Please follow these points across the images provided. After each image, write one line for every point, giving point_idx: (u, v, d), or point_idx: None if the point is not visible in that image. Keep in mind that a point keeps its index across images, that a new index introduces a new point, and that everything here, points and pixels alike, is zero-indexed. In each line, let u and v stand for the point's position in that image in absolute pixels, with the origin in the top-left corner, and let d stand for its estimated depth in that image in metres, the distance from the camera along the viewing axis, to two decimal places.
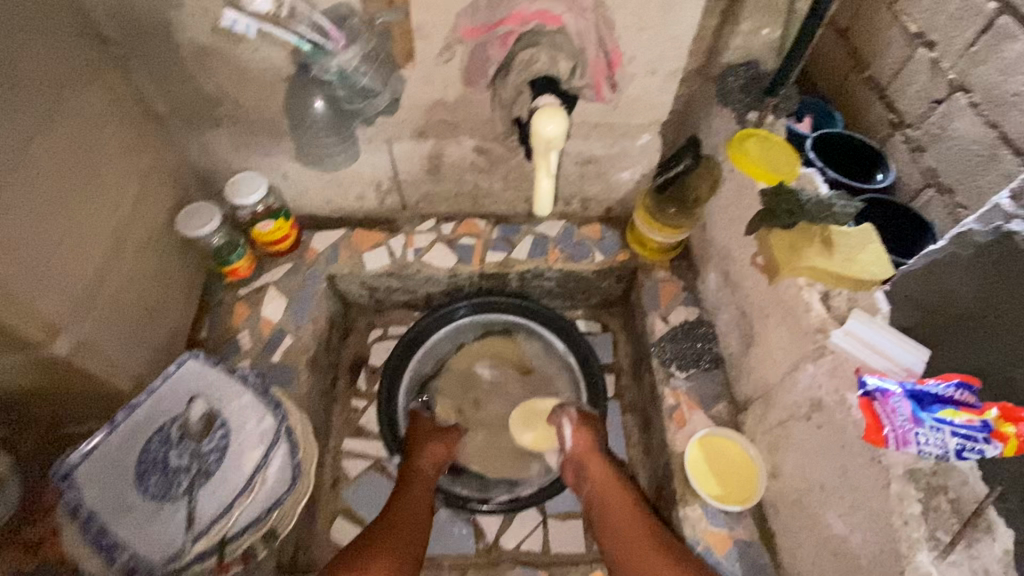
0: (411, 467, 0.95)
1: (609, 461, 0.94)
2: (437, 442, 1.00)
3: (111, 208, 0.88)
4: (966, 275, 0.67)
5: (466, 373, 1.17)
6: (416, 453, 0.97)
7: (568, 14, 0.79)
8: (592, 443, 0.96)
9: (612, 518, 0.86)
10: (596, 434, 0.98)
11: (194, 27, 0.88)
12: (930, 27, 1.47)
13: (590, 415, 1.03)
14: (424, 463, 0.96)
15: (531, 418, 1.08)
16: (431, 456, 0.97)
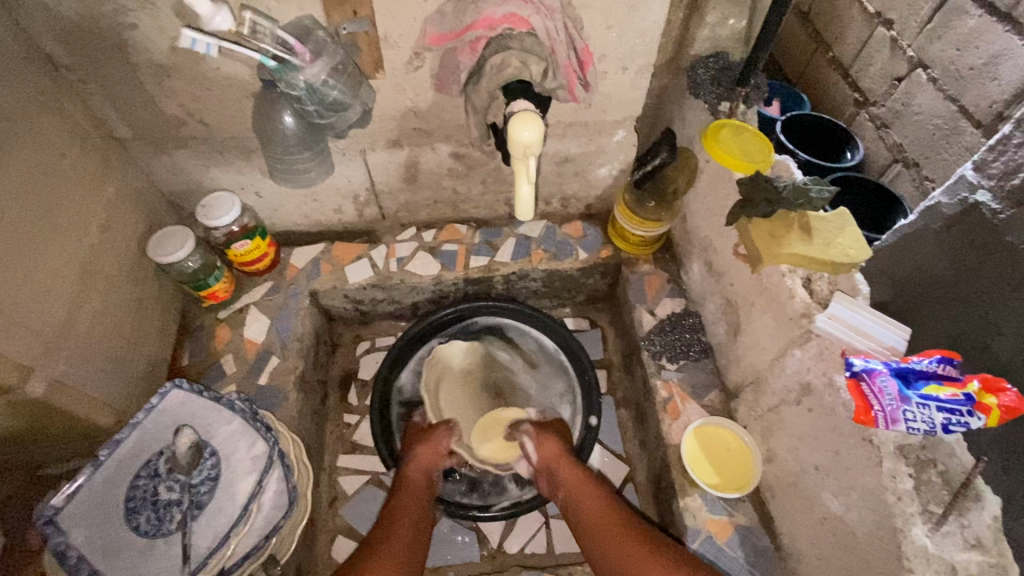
0: (403, 479, 0.94)
1: (576, 464, 0.95)
2: (424, 446, 0.97)
3: (76, 241, 0.84)
4: (939, 248, 0.77)
5: (462, 370, 1.15)
6: (405, 462, 0.96)
7: (536, 15, 0.78)
8: (557, 448, 0.97)
9: (590, 518, 0.87)
10: (557, 439, 0.99)
11: (150, 48, 0.84)
12: (888, 7, 1.51)
13: (545, 421, 1.04)
14: (415, 472, 0.95)
15: (491, 428, 1.06)
16: (421, 463, 0.96)
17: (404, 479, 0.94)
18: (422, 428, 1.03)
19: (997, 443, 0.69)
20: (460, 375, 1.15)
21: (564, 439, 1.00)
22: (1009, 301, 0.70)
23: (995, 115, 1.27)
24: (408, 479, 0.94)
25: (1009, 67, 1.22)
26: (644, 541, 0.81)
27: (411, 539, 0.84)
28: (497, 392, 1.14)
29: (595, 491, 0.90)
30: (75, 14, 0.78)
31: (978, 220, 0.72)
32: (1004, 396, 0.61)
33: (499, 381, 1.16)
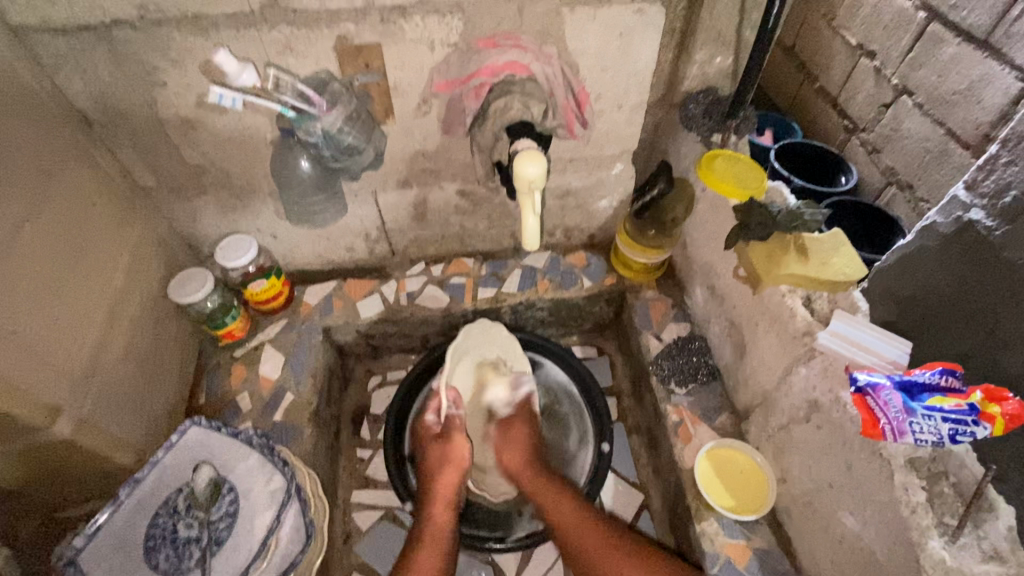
0: (428, 519, 0.90)
1: (539, 469, 0.97)
2: (448, 470, 0.94)
3: (102, 284, 0.88)
4: (939, 266, 0.79)
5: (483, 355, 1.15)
6: (430, 499, 0.93)
7: (536, 62, 0.86)
8: (518, 455, 1.00)
9: (557, 523, 0.88)
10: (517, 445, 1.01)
11: (177, 103, 0.90)
12: (869, 39, 1.59)
13: (506, 418, 1.06)
14: (438, 512, 0.91)
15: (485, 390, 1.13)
16: (445, 497, 0.93)
17: (428, 519, 0.90)
18: (437, 434, 1.00)
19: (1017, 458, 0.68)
20: (486, 358, 1.15)
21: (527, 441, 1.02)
22: (1010, 318, 0.71)
23: (982, 136, 1.32)
24: (434, 518, 0.90)
25: (991, 91, 1.28)
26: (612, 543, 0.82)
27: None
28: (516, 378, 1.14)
29: (560, 496, 0.91)
30: (110, 75, 0.85)
31: (975, 237, 0.74)
32: (1007, 404, 0.62)
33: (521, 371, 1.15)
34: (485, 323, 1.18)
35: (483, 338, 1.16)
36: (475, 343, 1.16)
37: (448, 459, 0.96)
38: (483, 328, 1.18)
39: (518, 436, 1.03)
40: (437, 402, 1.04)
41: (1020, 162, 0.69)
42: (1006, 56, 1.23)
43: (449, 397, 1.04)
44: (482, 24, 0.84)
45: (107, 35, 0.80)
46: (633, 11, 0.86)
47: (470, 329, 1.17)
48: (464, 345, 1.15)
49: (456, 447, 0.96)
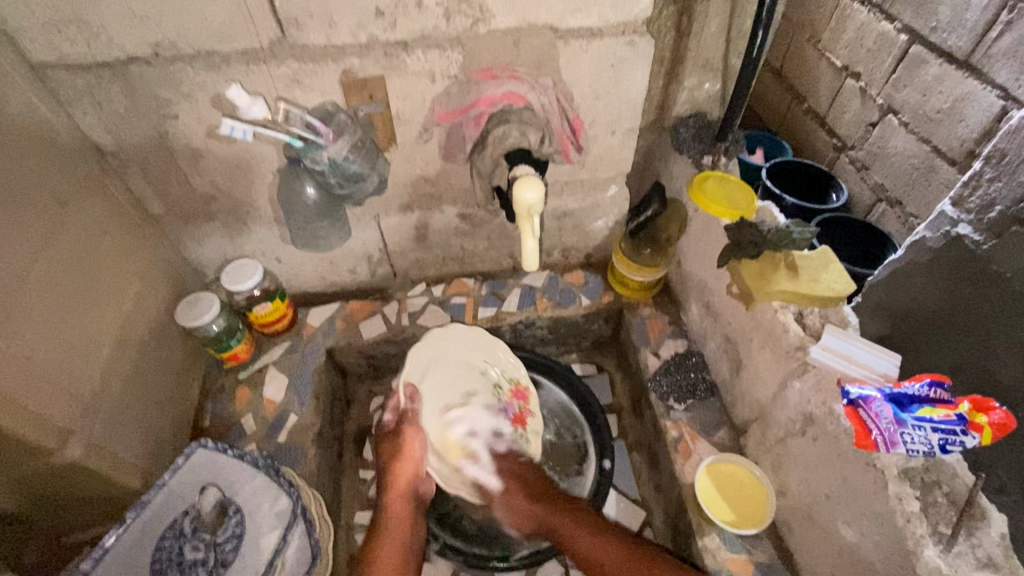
0: (382, 511, 0.89)
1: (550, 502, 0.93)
2: (403, 461, 0.92)
3: (112, 310, 0.90)
4: (928, 279, 0.83)
5: (443, 363, 1.07)
6: (385, 488, 0.91)
7: (531, 92, 0.90)
8: (533, 510, 0.93)
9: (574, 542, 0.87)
10: (516, 484, 0.96)
11: (189, 134, 0.93)
12: (854, 61, 1.65)
13: (502, 457, 0.99)
14: (394, 501, 0.90)
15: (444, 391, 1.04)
16: (404, 489, 0.91)
17: (384, 508, 0.90)
18: (393, 426, 0.97)
19: None
20: (455, 360, 1.08)
21: (523, 476, 0.97)
22: (1001, 329, 0.75)
23: (967, 152, 1.37)
24: (390, 506, 0.89)
25: (974, 109, 1.33)
26: (642, 562, 0.80)
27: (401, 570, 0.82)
28: (508, 381, 1.10)
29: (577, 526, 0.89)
30: (124, 109, 0.88)
31: (962, 252, 0.78)
32: (994, 414, 0.64)
33: (508, 372, 1.11)
34: (457, 328, 1.11)
35: (444, 337, 1.09)
36: (435, 347, 1.08)
37: (400, 454, 0.92)
38: (441, 337, 1.09)
39: (512, 471, 0.97)
40: (393, 401, 1.00)
41: (1003, 179, 0.72)
42: (987, 76, 1.29)
43: (409, 392, 1.00)
44: (480, 57, 0.88)
45: (123, 72, 0.83)
46: (624, 43, 0.91)
47: (438, 334, 1.09)
48: (426, 353, 1.07)
49: (408, 444, 0.93)
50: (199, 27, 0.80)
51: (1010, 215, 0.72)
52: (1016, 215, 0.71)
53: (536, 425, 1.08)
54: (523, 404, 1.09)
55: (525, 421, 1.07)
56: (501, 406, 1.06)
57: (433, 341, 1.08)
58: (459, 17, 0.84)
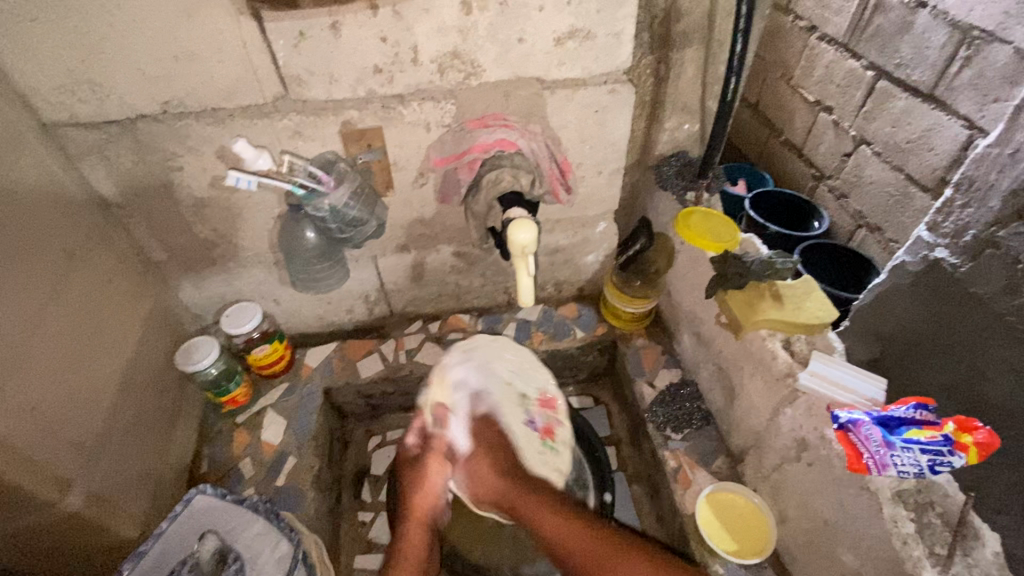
0: (402, 537, 0.87)
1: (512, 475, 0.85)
2: (422, 490, 0.89)
3: (113, 357, 0.92)
4: (912, 301, 0.86)
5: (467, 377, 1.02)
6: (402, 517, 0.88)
7: (522, 138, 0.95)
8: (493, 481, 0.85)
9: (553, 538, 0.75)
10: (488, 454, 0.87)
11: (193, 184, 0.97)
12: (825, 96, 1.75)
13: (478, 418, 0.93)
14: (413, 527, 0.88)
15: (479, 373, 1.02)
16: (423, 514, 0.89)
17: (402, 534, 0.88)
18: (415, 455, 0.93)
19: None
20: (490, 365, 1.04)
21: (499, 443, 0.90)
22: (988, 349, 0.77)
23: (938, 179, 1.44)
24: (409, 525, 0.87)
25: (942, 139, 1.40)
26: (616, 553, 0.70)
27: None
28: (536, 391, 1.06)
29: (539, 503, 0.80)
30: (131, 161, 0.92)
31: (943, 274, 0.81)
32: (977, 433, 0.66)
33: (536, 382, 1.07)
34: (484, 341, 1.09)
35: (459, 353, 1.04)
36: (459, 360, 1.04)
37: (421, 484, 0.90)
38: (476, 344, 1.08)
39: (484, 436, 0.89)
40: (419, 422, 0.95)
41: (973, 205, 0.75)
42: (951, 107, 1.37)
43: (435, 412, 0.94)
44: (473, 107, 0.94)
45: (132, 127, 0.87)
46: (607, 91, 0.96)
47: (465, 345, 1.05)
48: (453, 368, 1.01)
49: (429, 475, 0.89)
50: (207, 86, 0.85)
51: (984, 238, 0.74)
52: (989, 237, 0.74)
53: (565, 433, 1.04)
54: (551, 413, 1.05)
55: (554, 432, 1.03)
56: (530, 416, 1.02)
57: (464, 352, 1.04)
58: (452, 72, 0.89)
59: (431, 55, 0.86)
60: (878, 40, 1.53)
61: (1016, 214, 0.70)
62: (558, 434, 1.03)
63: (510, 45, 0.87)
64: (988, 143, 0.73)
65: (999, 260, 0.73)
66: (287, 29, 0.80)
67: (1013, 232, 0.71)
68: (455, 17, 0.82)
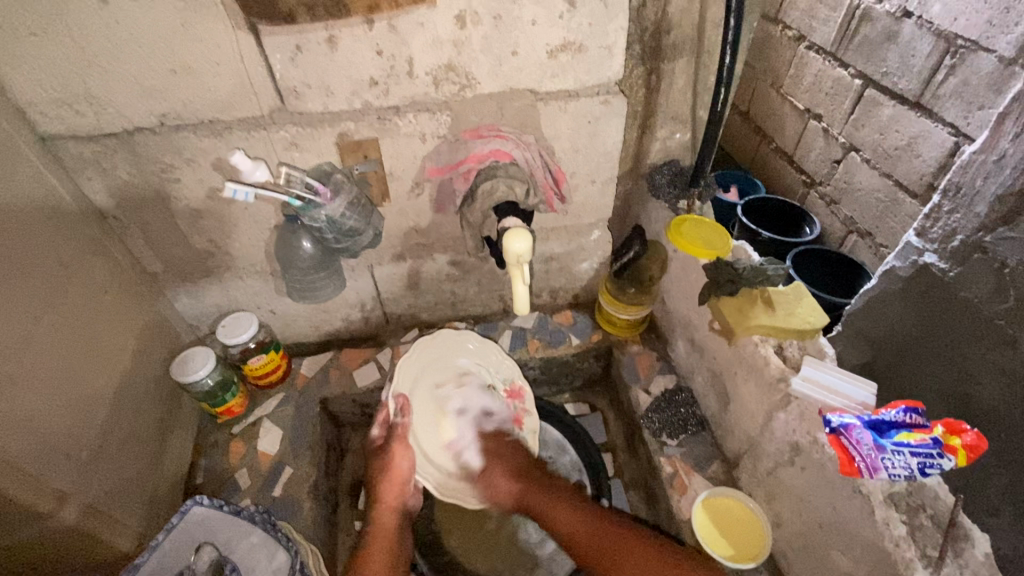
0: (372, 521, 0.97)
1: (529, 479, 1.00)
2: (389, 477, 1.00)
3: (110, 368, 0.92)
4: (904, 305, 0.87)
5: (429, 372, 1.13)
6: (373, 503, 0.99)
7: (517, 149, 0.97)
8: (506, 486, 1.00)
9: (568, 530, 0.92)
10: (495, 462, 1.03)
11: (189, 195, 0.98)
12: (815, 104, 1.78)
13: (489, 436, 1.07)
14: (384, 512, 0.98)
15: (433, 370, 1.13)
16: (393, 503, 0.99)
17: (373, 520, 0.97)
18: (380, 445, 1.04)
19: None
20: (449, 364, 1.15)
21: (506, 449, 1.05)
22: None
23: (926, 185, 1.46)
24: (381, 514, 0.97)
25: (929, 146, 1.43)
26: (619, 541, 0.86)
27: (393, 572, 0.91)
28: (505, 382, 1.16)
29: (552, 501, 0.97)
30: (128, 174, 0.92)
31: (933, 279, 0.88)
32: (965, 436, 0.69)
33: (502, 374, 1.17)
34: (442, 334, 1.16)
35: (421, 351, 1.13)
36: (420, 357, 1.12)
37: (387, 474, 1.00)
38: (435, 340, 1.15)
39: (499, 448, 1.05)
40: (382, 415, 1.06)
41: None
42: (937, 115, 1.40)
43: (398, 404, 1.05)
44: (467, 118, 0.95)
45: (129, 140, 0.88)
46: (599, 102, 0.98)
47: (422, 342, 1.14)
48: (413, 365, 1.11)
49: (394, 463, 1.00)
50: (205, 100, 0.86)
51: (972, 243, 0.82)
52: None
53: (532, 422, 1.14)
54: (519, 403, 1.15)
55: (523, 420, 1.14)
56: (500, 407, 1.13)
57: (424, 349, 1.13)
58: (447, 84, 0.90)
59: (426, 68, 0.88)
60: (865, 49, 1.57)
61: (1001, 220, 0.78)
62: (525, 422, 1.13)
63: (504, 58, 0.89)
64: (972, 153, 0.83)
65: (985, 264, 0.81)
66: (284, 42, 0.81)
67: (1000, 236, 0.79)
68: (449, 30, 0.84)
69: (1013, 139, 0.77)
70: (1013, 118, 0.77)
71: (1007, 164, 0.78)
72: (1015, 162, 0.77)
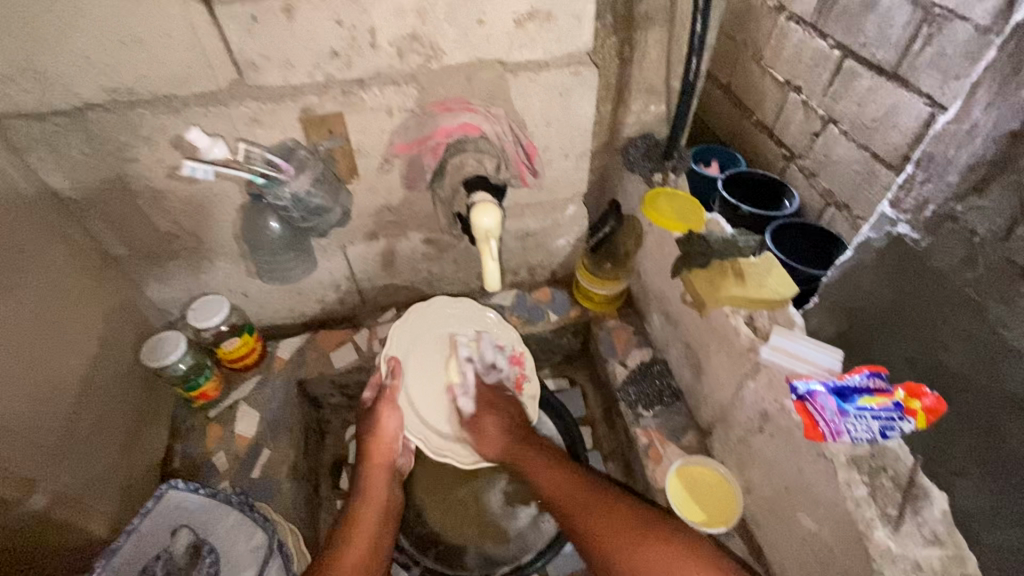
0: (363, 477, 0.99)
1: (521, 438, 1.02)
2: (378, 436, 1.01)
3: (77, 352, 0.90)
4: (875, 278, 0.85)
5: (424, 336, 1.13)
6: (364, 461, 1.00)
7: (485, 123, 0.94)
8: (499, 443, 1.02)
9: (565, 502, 0.92)
10: (492, 415, 1.05)
11: (149, 174, 0.94)
12: (794, 75, 1.77)
13: (488, 388, 1.09)
14: (373, 470, 0.99)
15: (426, 334, 1.13)
16: (382, 460, 1.00)
17: (363, 476, 0.99)
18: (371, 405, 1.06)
19: (972, 452, 0.75)
20: (441, 331, 1.14)
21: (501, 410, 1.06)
22: (946, 320, 0.77)
23: (902, 157, 1.47)
24: (370, 474, 0.99)
25: (906, 116, 1.44)
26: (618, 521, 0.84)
27: (371, 543, 0.89)
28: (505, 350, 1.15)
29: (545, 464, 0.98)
30: (82, 154, 0.89)
31: (906, 250, 0.80)
32: (926, 400, 0.72)
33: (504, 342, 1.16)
34: (439, 300, 1.15)
35: (419, 318, 1.13)
36: (418, 321, 1.13)
37: (376, 433, 1.01)
38: (434, 307, 1.14)
39: (492, 402, 1.07)
40: (376, 377, 1.07)
41: (933, 180, 0.75)
42: (914, 86, 1.40)
43: (391, 365, 1.06)
44: (435, 91, 0.93)
45: (80, 118, 0.84)
46: (570, 74, 0.96)
47: (419, 307, 1.13)
48: (409, 330, 1.12)
49: (382, 422, 1.02)
50: (158, 74, 0.82)
51: (944, 212, 0.75)
52: (948, 212, 0.74)
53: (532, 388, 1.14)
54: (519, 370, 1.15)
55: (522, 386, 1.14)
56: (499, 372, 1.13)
57: (421, 315, 1.13)
58: (412, 55, 0.88)
59: (389, 39, 0.85)
60: (844, 19, 1.55)
61: (973, 188, 0.71)
62: (525, 388, 1.14)
63: (470, 27, 0.86)
64: (946, 120, 0.74)
65: (957, 234, 0.74)
66: (238, 12, 0.77)
67: (970, 205, 0.72)
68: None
69: (985, 109, 0.68)
70: (986, 83, 0.68)
71: (978, 133, 0.70)
72: (985, 131, 0.69)
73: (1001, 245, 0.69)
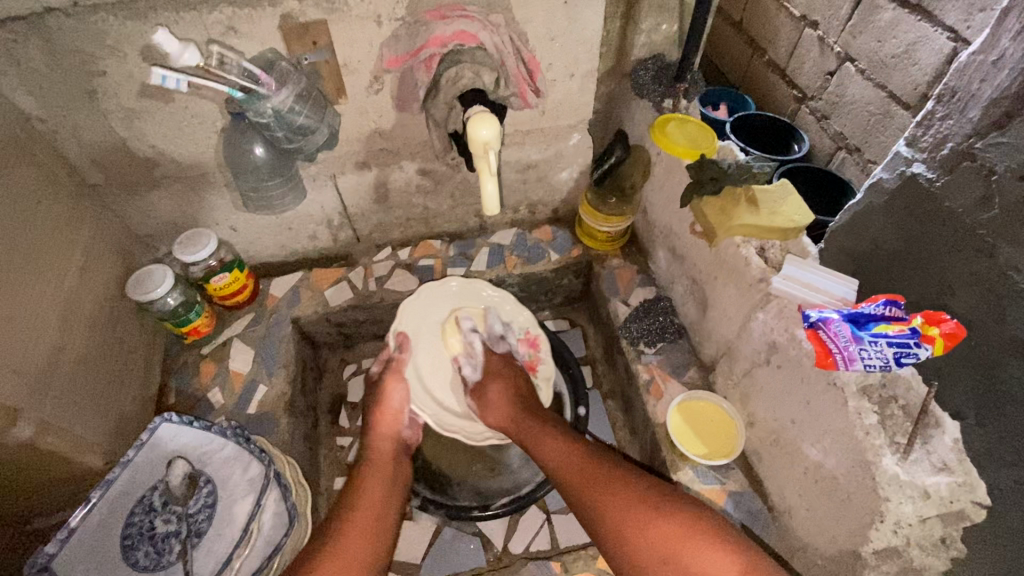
0: (369, 448, 0.95)
1: (524, 409, 0.97)
2: (383, 408, 0.99)
3: (55, 283, 0.86)
4: (885, 221, 0.76)
5: (435, 309, 1.10)
6: (370, 433, 0.98)
7: (484, 32, 0.89)
8: (505, 408, 0.97)
9: (565, 473, 0.84)
10: (498, 384, 1.00)
11: (120, 91, 0.87)
12: (811, 10, 1.65)
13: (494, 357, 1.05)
14: (380, 441, 0.97)
15: (439, 306, 1.10)
16: (389, 432, 0.98)
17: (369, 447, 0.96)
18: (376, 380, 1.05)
19: None
20: (457, 300, 1.11)
21: (506, 380, 1.01)
22: (955, 263, 0.68)
23: (920, 96, 1.39)
24: (376, 444, 0.96)
25: (926, 52, 1.34)
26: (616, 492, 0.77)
27: (377, 515, 0.83)
28: (519, 330, 1.11)
29: (546, 436, 0.91)
30: (45, 67, 0.81)
31: (917, 190, 0.71)
32: (944, 325, 0.66)
33: (519, 322, 1.12)
34: (459, 281, 1.11)
35: (435, 291, 1.10)
36: (431, 297, 1.10)
37: (380, 406, 0.99)
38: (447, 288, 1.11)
39: (493, 365, 1.03)
40: (383, 352, 1.06)
41: (954, 116, 0.65)
42: (937, 18, 1.31)
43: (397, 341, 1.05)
44: None
45: (40, 25, 0.77)
46: None
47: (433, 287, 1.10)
48: (419, 307, 1.09)
49: (387, 393, 1.00)
50: None
51: (960, 150, 0.65)
52: (966, 150, 0.64)
53: (547, 371, 1.11)
54: (534, 351, 1.12)
55: (536, 369, 1.11)
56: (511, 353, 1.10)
57: (432, 292, 1.10)
58: None
59: None
60: None
61: (994, 124, 0.61)
62: (539, 370, 1.11)
63: None
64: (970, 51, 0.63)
65: (973, 173, 0.64)
66: None
67: (991, 142, 0.62)
68: None
69: (1015, 37, 0.58)
70: (1017, 6, 0.58)
71: (1006, 63, 0.59)
72: (1015, 61, 0.58)
73: (1018, 185, 0.60)
